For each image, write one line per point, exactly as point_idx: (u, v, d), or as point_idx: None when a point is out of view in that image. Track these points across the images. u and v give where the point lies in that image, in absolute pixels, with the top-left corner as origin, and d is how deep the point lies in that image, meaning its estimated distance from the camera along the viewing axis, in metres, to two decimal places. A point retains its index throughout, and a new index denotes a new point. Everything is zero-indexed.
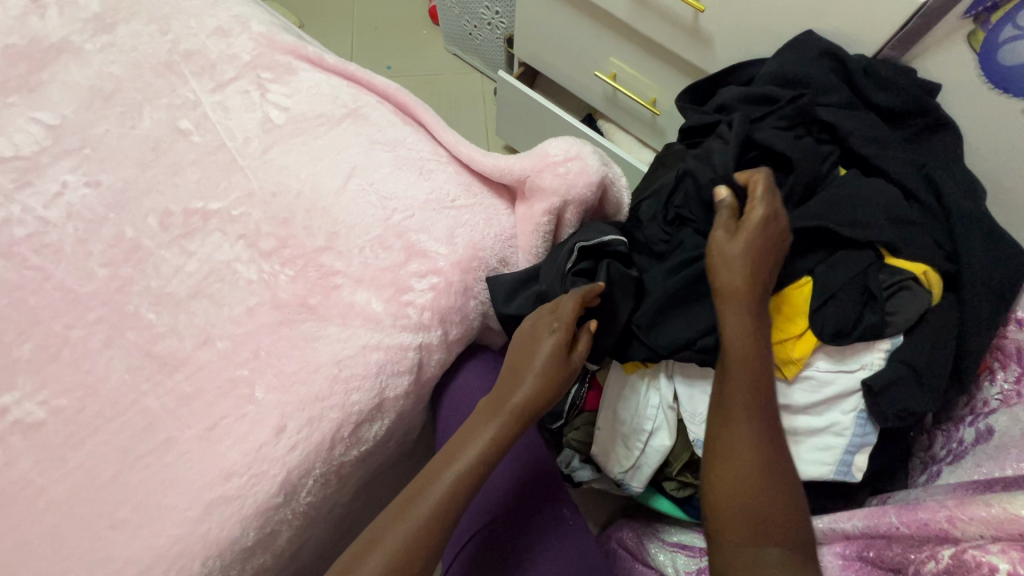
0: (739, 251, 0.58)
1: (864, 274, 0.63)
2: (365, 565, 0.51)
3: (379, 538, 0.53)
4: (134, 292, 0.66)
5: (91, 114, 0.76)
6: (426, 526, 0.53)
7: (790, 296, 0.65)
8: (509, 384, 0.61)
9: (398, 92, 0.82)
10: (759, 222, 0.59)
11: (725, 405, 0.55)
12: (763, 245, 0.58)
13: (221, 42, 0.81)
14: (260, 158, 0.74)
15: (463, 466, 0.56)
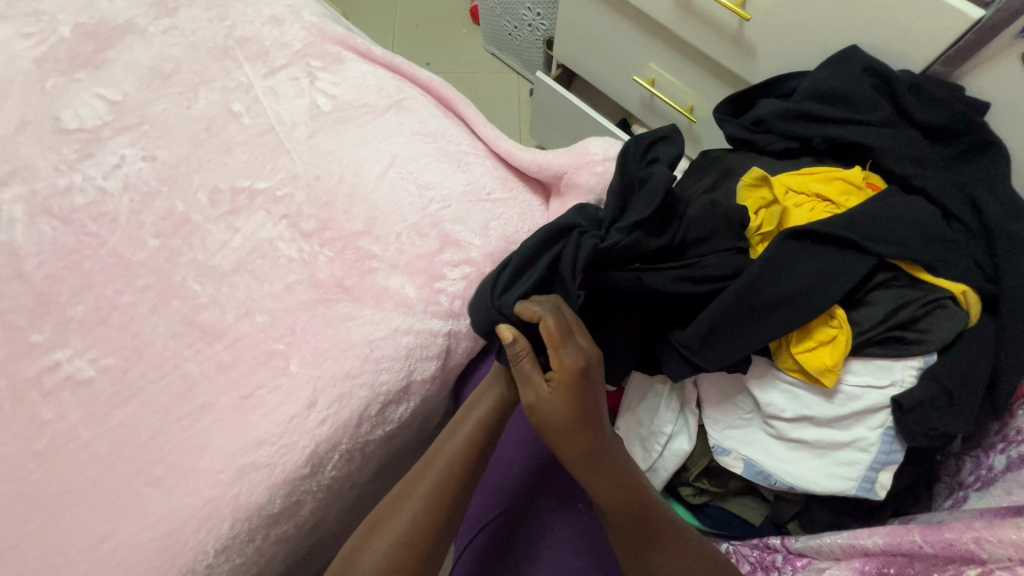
0: (555, 406, 0.56)
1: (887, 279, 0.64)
2: (382, 534, 0.54)
3: (407, 494, 0.57)
4: (181, 263, 0.69)
5: (150, 92, 0.79)
6: (453, 472, 0.58)
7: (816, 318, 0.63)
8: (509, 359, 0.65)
9: (440, 86, 0.84)
10: (566, 375, 0.55)
11: (631, 548, 0.58)
12: (578, 395, 0.56)
13: (274, 31, 0.84)
14: (305, 142, 0.77)
15: (456, 447, 0.59)
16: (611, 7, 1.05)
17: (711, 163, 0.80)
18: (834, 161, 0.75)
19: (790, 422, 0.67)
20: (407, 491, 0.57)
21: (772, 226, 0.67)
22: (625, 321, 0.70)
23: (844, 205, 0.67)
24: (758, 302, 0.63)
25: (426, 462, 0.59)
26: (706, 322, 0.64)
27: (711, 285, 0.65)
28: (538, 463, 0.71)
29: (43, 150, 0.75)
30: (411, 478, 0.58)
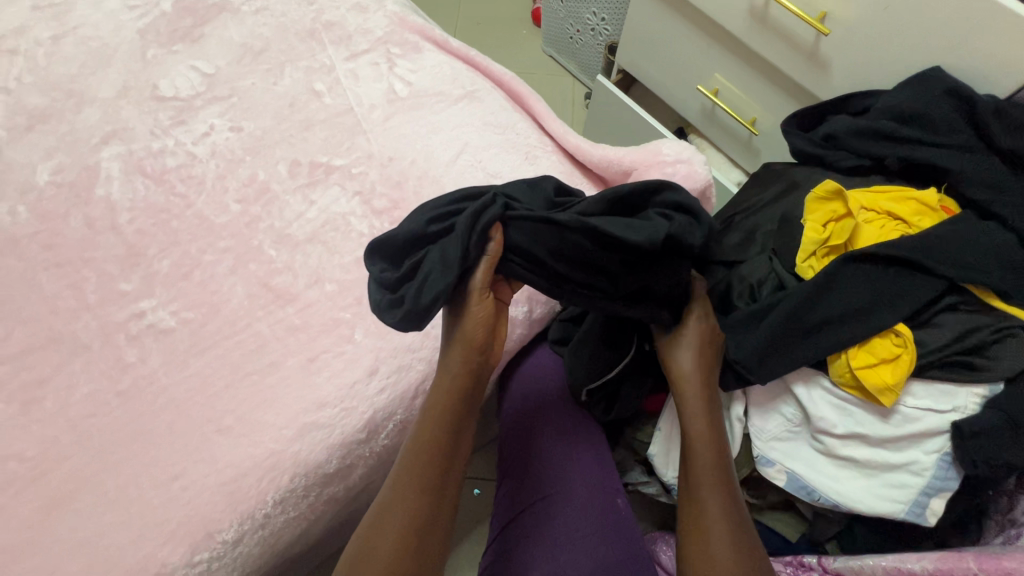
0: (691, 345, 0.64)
1: (949, 303, 0.63)
2: (397, 512, 0.55)
3: (388, 512, 0.56)
4: (259, 229, 0.72)
5: (240, 68, 0.84)
6: (430, 452, 0.57)
7: (876, 340, 0.63)
8: (447, 363, 0.59)
9: (512, 80, 0.86)
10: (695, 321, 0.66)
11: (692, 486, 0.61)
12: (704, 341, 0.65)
13: (358, 17, 0.88)
14: (382, 125, 0.80)
15: (429, 425, 0.58)
16: (682, 15, 1.05)
17: (774, 175, 0.82)
18: (905, 181, 0.75)
19: (841, 439, 0.66)
20: (391, 505, 0.56)
21: (842, 239, 0.67)
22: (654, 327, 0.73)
23: (916, 226, 0.67)
24: (804, 323, 0.65)
25: (393, 482, 0.57)
26: (758, 342, 0.65)
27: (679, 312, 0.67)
28: (536, 473, 0.74)
29: (140, 115, 0.80)
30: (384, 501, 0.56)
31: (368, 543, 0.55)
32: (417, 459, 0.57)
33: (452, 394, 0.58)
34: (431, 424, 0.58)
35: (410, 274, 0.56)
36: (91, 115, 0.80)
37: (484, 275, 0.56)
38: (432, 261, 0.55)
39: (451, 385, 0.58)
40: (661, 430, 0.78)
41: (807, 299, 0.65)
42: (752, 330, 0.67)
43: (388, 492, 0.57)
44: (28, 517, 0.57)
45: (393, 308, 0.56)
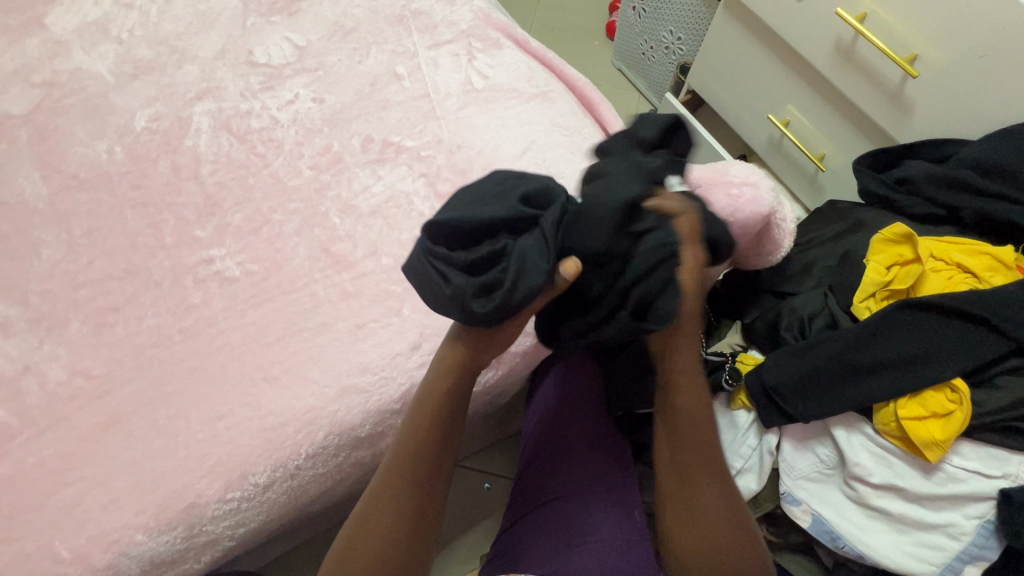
0: (688, 312, 0.54)
1: (1012, 365, 0.61)
2: (393, 494, 0.56)
3: (385, 491, 0.56)
4: (327, 196, 0.76)
5: (329, 44, 0.88)
6: (422, 442, 0.57)
7: (927, 393, 0.61)
8: (444, 372, 0.58)
9: (585, 86, 0.88)
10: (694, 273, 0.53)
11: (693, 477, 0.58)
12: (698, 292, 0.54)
13: (446, 9, 0.91)
14: (454, 113, 0.82)
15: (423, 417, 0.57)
16: (763, 43, 1.05)
17: (839, 214, 0.81)
18: (978, 236, 0.72)
19: (874, 489, 0.64)
20: (380, 496, 0.56)
21: (905, 284, 0.65)
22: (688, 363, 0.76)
23: (988, 281, 0.64)
24: (854, 365, 0.64)
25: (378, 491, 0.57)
26: (800, 373, 0.66)
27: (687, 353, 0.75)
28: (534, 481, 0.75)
29: (234, 77, 0.85)
30: (369, 508, 0.57)
31: (353, 546, 0.56)
32: (397, 475, 0.56)
33: (445, 407, 0.58)
34: (416, 448, 0.57)
35: (488, 260, 0.50)
36: (190, 72, 0.85)
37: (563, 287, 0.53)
38: (529, 256, 0.50)
39: (441, 405, 0.58)
40: None
41: (855, 342, 0.64)
42: (797, 363, 0.67)
43: (373, 497, 0.57)
44: (87, 431, 0.62)
45: (480, 297, 0.49)
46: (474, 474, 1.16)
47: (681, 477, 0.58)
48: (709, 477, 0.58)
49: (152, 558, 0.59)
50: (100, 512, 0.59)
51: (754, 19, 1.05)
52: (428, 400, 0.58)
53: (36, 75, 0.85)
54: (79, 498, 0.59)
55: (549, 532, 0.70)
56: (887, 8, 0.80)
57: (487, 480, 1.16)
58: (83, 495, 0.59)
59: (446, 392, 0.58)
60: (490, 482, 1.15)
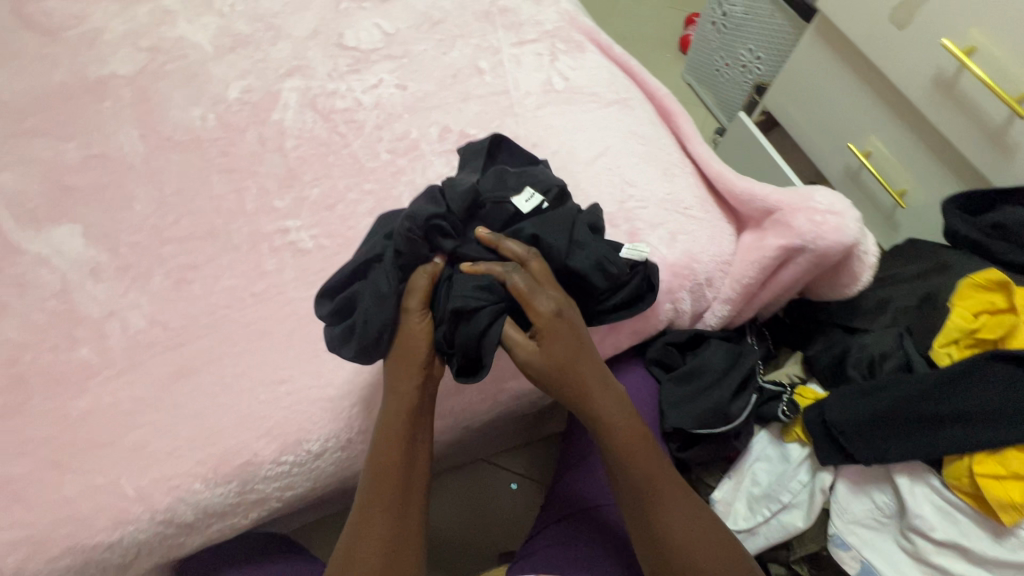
0: (562, 352, 0.58)
1: None
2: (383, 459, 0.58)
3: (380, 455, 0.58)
4: (402, 181, 0.77)
5: (416, 33, 0.90)
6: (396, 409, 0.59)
7: (1009, 453, 0.56)
8: (391, 395, 0.59)
9: (665, 97, 0.87)
10: (546, 321, 0.57)
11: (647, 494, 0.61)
12: (563, 341, 0.58)
13: (532, 9, 0.92)
14: (532, 111, 0.82)
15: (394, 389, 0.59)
16: (852, 69, 1.02)
17: (922, 254, 0.77)
18: None
19: (935, 545, 0.61)
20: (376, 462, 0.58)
21: (994, 334, 0.61)
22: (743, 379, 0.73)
23: None
24: (926, 411, 0.61)
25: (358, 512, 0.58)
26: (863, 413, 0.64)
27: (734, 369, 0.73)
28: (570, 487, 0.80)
29: (324, 57, 0.88)
30: (352, 535, 0.57)
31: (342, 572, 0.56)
32: (373, 490, 0.58)
33: (400, 410, 0.59)
34: (383, 462, 0.58)
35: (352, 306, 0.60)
36: (283, 49, 0.89)
37: (426, 292, 0.59)
38: (368, 292, 0.59)
39: (395, 419, 0.59)
40: (731, 478, 0.76)
41: (930, 388, 0.62)
42: (863, 402, 0.65)
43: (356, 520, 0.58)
44: (160, 378, 0.65)
45: (346, 338, 0.60)
46: (502, 473, 1.17)
47: (632, 503, 0.61)
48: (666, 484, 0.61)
49: (205, 507, 0.62)
50: (164, 457, 0.62)
51: (846, 44, 1.01)
52: (381, 421, 0.59)
53: (143, 40, 0.90)
54: (147, 441, 0.62)
55: (558, 546, 0.73)
56: (1000, 43, 0.76)
57: (514, 481, 1.17)
58: (150, 439, 0.62)
59: (399, 409, 0.59)
60: (517, 482, 1.17)
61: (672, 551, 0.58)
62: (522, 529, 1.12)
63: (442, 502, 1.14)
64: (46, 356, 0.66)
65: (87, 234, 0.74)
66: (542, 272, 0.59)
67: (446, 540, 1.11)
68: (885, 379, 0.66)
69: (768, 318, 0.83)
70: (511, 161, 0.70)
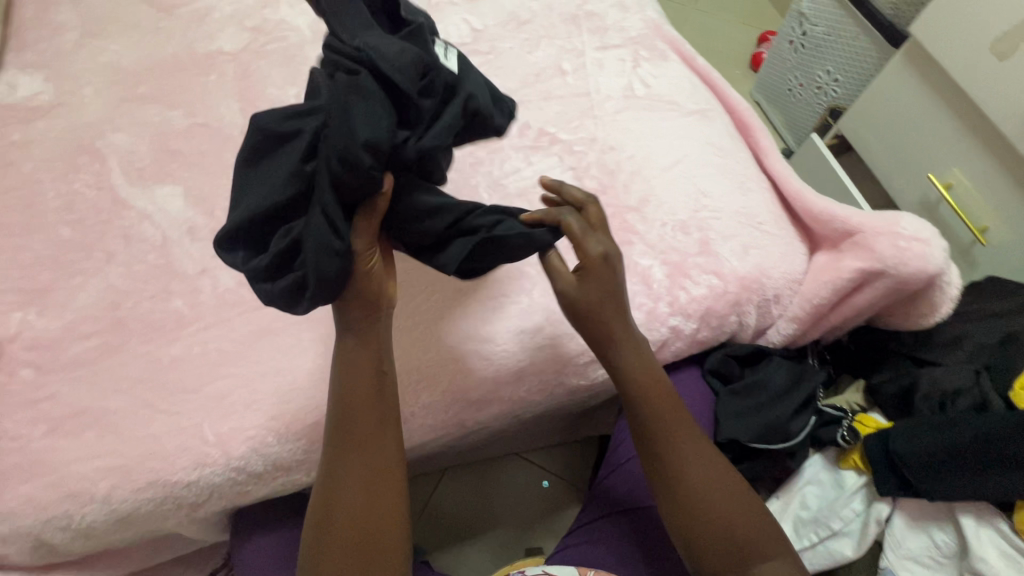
0: (601, 294, 0.58)
1: None
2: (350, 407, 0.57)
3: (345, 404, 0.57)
4: (480, 171, 0.80)
5: (503, 31, 0.92)
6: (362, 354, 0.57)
7: None
8: (350, 336, 0.57)
9: (746, 111, 0.87)
10: (594, 262, 0.58)
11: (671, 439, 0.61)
12: (606, 282, 0.58)
13: (618, 15, 0.94)
14: (611, 115, 0.84)
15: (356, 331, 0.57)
16: (939, 99, 0.99)
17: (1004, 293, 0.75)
18: None
19: None
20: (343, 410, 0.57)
21: None
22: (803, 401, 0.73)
23: None
24: (1001, 452, 0.60)
25: (330, 463, 0.56)
26: (932, 446, 0.63)
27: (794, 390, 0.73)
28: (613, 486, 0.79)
29: None
30: (325, 488, 0.56)
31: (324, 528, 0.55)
32: (342, 437, 0.56)
33: (364, 354, 0.57)
34: (350, 409, 0.56)
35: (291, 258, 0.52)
36: None
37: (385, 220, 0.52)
38: (314, 239, 0.48)
39: (361, 367, 0.57)
40: (779, 499, 0.74)
41: (1007, 429, 0.60)
42: (931, 435, 0.64)
43: (329, 472, 0.56)
44: (244, 335, 0.70)
45: (297, 291, 0.52)
46: (535, 469, 1.18)
47: (654, 450, 0.61)
48: (689, 433, 0.61)
49: (275, 460, 0.66)
50: (243, 408, 0.66)
51: (937, 71, 0.98)
52: (343, 367, 0.57)
53: (248, 21, 0.96)
54: (228, 392, 0.66)
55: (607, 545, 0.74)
56: None
57: (546, 479, 1.18)
58: (232, 390, 0.67)
59: (364, 356, 0.57)
60: (548, 480, 1.17)
61: (697, 504, 0.58)
62: (553, 527, 1.13)
63: (474, 490, 1.16)
64: (145, 304, 0.72)
65: (186, 196, 0.80)
66: (598, 218, 0.60)
67: (475, 528, 1.13)
68: (956, 414, 0.65)
69: (831, 341, 0.82)
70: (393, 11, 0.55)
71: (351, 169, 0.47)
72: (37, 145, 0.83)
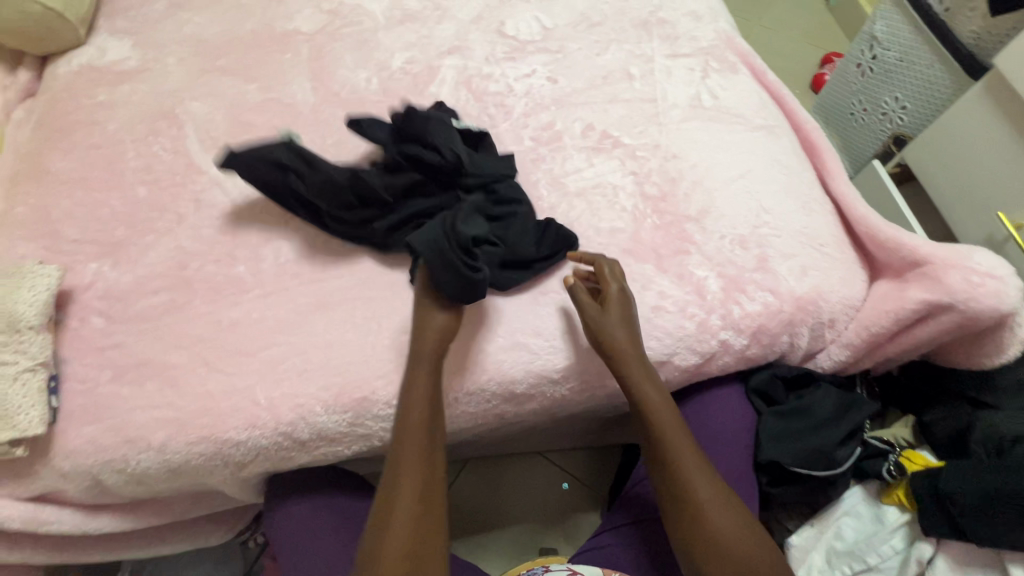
0: (617, 326, 0.65)
1: None
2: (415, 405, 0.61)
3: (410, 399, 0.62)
4: (540, 168, 0.81)
5: (574, 31, 0.93)
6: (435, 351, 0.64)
7: None
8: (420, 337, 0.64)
9: (813, 130, 0.86)
10: (615, 296, 0.66)
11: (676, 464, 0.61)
12: (625, 311, 0.66)
13: (691, 24, 0.93)
14: (676, 123, 0.83)
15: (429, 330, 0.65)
16: (1019, 134, 0.95)
17: None
18: None
19: None
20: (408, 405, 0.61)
21: None
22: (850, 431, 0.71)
23: None
24: None
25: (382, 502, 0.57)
26: (989, 490, 0.61)
27: (841, 420, 0.71)
28: (643, 496, 0.78)
29: (484, 42, 0.92)
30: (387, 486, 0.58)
31: (370, 572, 0.54)
32: (403, 444, 0.60)
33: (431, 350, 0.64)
34: (404, 447, 0.59)
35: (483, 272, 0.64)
36: (447, 29, 0.94)
37: None
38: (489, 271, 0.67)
39: (416, 403, 0.61)
40: (812, 526, 0.74)
41: None
42: (988, 479, 0.61)
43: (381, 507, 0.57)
44: (301, 306, 0.72)
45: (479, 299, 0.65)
46: (555, 469, 1.18)
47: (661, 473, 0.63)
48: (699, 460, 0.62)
49: (321, 429, 0.68)
50: (296, 376, 0.68)
51: (1020, 104, 0.94)
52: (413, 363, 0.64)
53: (326, 3, 0.98)
54: (282, 359, 0.69)
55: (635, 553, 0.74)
56: None
57: (566, 480, 1.17)
58: (285, 357, 0.69)
59: (420, 396, 0.61)
60: (568, 482, 1.17)
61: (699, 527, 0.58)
62: (570, 529, 1.13)
63: (497, 484, 1.17)
64: (210, 267, 0.75)
65: None
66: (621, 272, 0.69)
67: (491, 520, 1.13)
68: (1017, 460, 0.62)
69: (882, 373, 0.80)
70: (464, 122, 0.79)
71: (504, 207, 0.73)
72: (121, 107, 0.88)
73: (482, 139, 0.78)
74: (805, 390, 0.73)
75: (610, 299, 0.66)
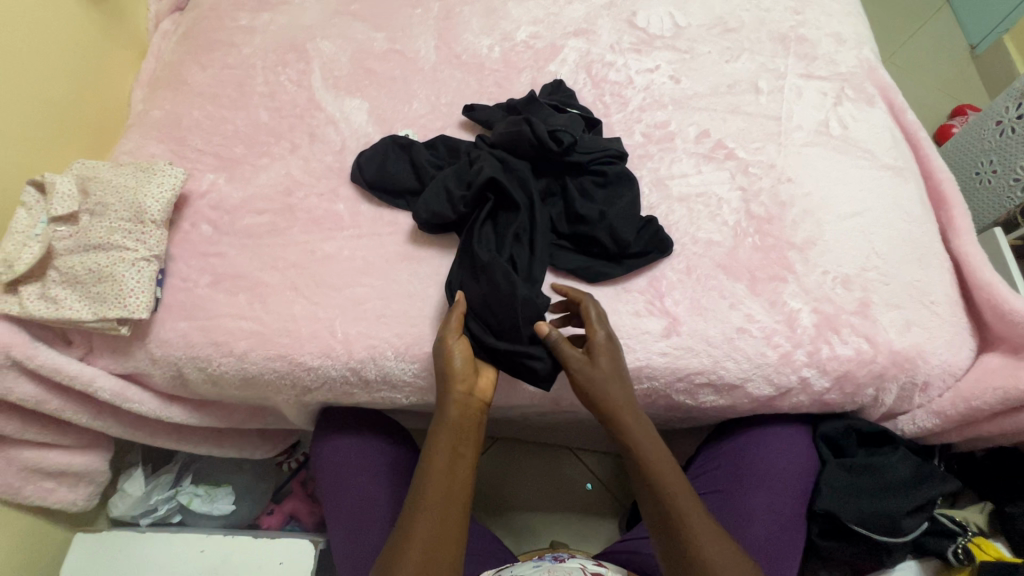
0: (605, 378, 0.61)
1: None
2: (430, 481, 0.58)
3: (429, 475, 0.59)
4: (646, 166, 0.79)
5: (706, 34, 0.90)
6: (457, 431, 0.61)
7: None
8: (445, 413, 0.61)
9: (945, 181, 0.80)
10: (605, 346, 0.62)
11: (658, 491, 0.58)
12: (616, 358, 0.62)
13: (832, 46, 0.88)
14: (796, 146, 0.80)
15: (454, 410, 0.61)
16: None
17: None
18: None
19: None
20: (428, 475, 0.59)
21: None
22: (923, 505, 0.67)
23: None
24: None
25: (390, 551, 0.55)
26: None
27: (913, 496, 0.67)
28: None
29: (611, 29, 0.91)
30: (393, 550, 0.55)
31: None
32: (422, 519, 0.56)
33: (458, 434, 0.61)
34: (424, 517, 0.56)
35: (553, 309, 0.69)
36: (577, 10, 0.93)
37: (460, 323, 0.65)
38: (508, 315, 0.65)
39: (434, 478, 0.58)
40: None
41: None
42: None
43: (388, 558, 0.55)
44: (390, 254, 0.74)
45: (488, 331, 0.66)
46: (580, 468, 1.18)
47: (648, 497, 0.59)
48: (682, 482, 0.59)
49: (386, 373, 0.70)
50: (375, 317, 0.70)
51: None
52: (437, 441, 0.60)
53: None
54: (364, 299, 0.71)
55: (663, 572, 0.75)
56: None
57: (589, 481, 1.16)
58: (368, 299, 0.71)
59: (440, 468, 0.59)
60: (591, 483, 1.16)
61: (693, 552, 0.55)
62: (584, 529, 1.13)
63: (520, 469, 1.18)
64: (313, 199, 0.78)
65: (371, 113, 0.85)
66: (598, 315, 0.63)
67: (508, 502, 1.15)
68: None
69: (962, 450, 0.75)
70: (575, 108, 0.80)
71: (603, 193, 0.74)
72: (258, 35, 0.92)
73: (593, 124, 0.80)
74: (881, 450, 0.69)
75: (603, 344, 0.61)
